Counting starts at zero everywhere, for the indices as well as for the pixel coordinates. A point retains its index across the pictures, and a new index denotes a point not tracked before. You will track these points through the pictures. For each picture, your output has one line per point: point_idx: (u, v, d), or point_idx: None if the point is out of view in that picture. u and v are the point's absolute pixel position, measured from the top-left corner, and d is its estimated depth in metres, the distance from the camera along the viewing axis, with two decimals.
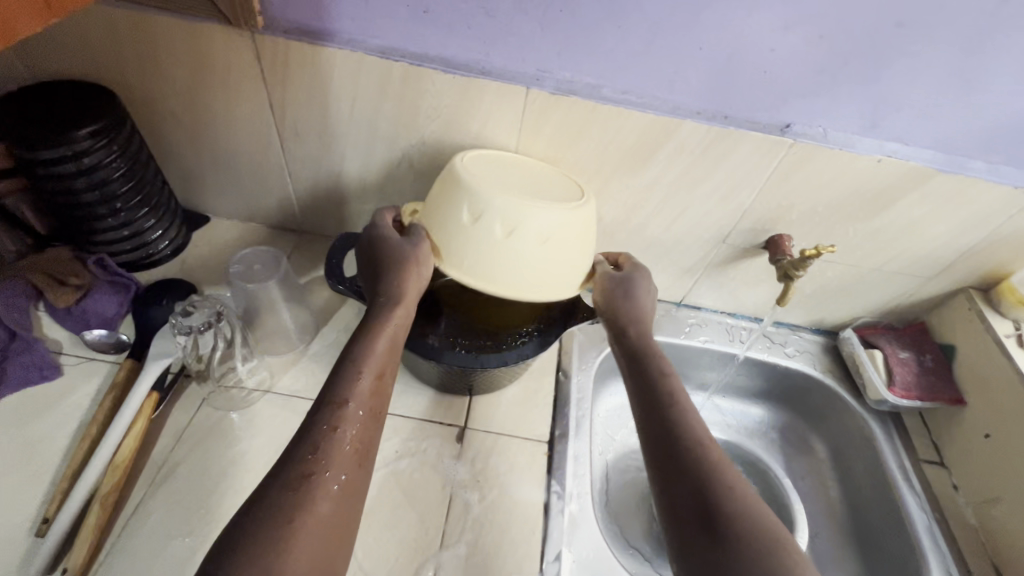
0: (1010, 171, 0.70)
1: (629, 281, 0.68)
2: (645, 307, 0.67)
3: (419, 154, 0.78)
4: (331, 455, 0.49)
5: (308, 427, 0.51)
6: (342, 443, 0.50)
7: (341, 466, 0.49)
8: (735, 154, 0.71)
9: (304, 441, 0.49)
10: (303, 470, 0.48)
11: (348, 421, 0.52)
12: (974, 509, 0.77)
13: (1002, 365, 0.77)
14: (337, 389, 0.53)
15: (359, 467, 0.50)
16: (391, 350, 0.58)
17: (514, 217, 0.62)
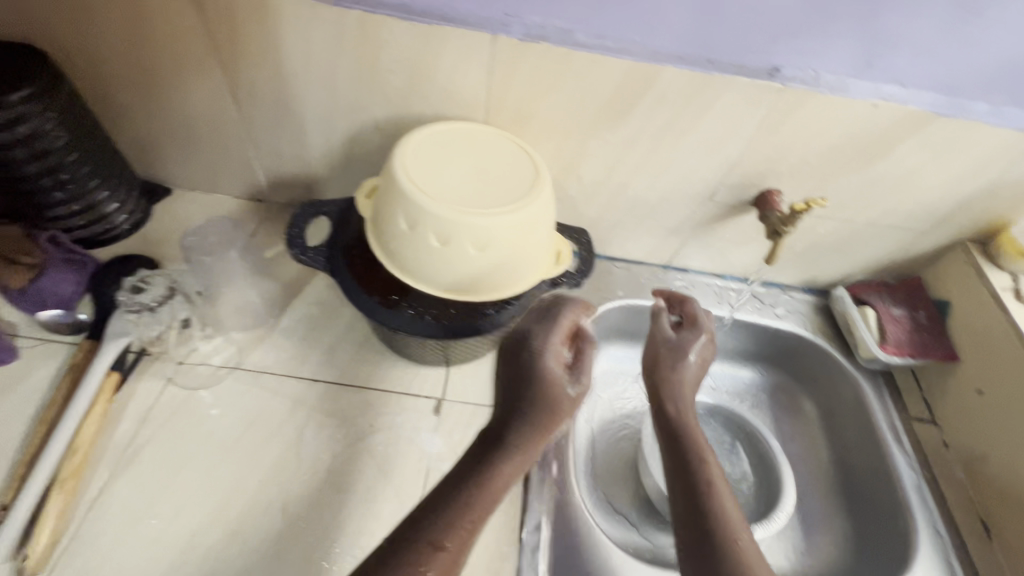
0: (1015, 113, 0.65)
1: (685, 345, 0.69)
2: (692, 380, 0.68)
3: (384, 114, 0.73)
4: (439, 551, 0.46)
5: (444, 506, 0.49)
6: (456, 533, 0.48)
7: (447, 555, 0.46)
8: (720, 103, 0.66)
9: (413, 528, 0.48)
10: (412, 561, 0.45)
11: (478, 510, 0.49)
12: (964, 466, 0.76)
13: (997, 319, 0.75)
14: (468, 492, 0.50)
15: (457, 560, 0.47)
16: (543, 432, 0.56)
17: (481, 229, 0.58)
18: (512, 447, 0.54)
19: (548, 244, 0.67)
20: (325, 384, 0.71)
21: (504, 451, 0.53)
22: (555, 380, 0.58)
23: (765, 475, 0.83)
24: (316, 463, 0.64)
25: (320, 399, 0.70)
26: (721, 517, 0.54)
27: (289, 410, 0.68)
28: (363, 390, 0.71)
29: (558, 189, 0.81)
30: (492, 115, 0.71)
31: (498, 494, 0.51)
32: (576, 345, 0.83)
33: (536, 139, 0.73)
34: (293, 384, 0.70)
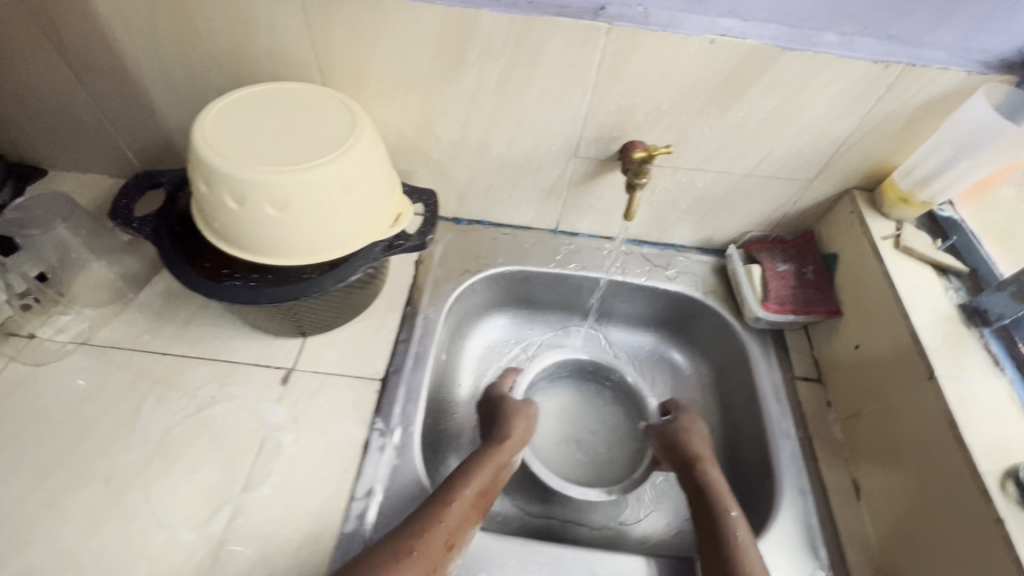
0: (869, 43, 0.60)
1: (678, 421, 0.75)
2: (699, 440, 0.72)
3: (221, 79, 0.70)
4: (403, 555, 0.53)
5: (415, 522, 0.56)
6: (432, 541, 0.55)
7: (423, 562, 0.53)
8: (551, 47, 0.62)
9: (397, 536, 0.55)
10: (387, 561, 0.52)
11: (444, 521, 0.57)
12: (842, 425, 0.72)
13: (874, 269, 0.70)
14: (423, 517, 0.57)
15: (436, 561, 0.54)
16: (494, 478, 0.64)
17: (281, 188, 0.55)
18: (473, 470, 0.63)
19: (374, 205, 0.64)
20: (172, 356, 0.70)
21: (465, 475, 0.63)
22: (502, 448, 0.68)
23: (632, 435, 0.85)
24: (150, 434, 0.64)
25: (165, 371, 0.69)
26: (732, 547, 0.58)
27: (131, 383, 0.67)
28: (212, 361, 0.71)
29: (419, 152, 0.78)
30: (326, 74, 0.68)
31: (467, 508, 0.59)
32: (447, 313, 0.81)
33: (379, 98, 0.71)
34: (139, 358, 0.70)
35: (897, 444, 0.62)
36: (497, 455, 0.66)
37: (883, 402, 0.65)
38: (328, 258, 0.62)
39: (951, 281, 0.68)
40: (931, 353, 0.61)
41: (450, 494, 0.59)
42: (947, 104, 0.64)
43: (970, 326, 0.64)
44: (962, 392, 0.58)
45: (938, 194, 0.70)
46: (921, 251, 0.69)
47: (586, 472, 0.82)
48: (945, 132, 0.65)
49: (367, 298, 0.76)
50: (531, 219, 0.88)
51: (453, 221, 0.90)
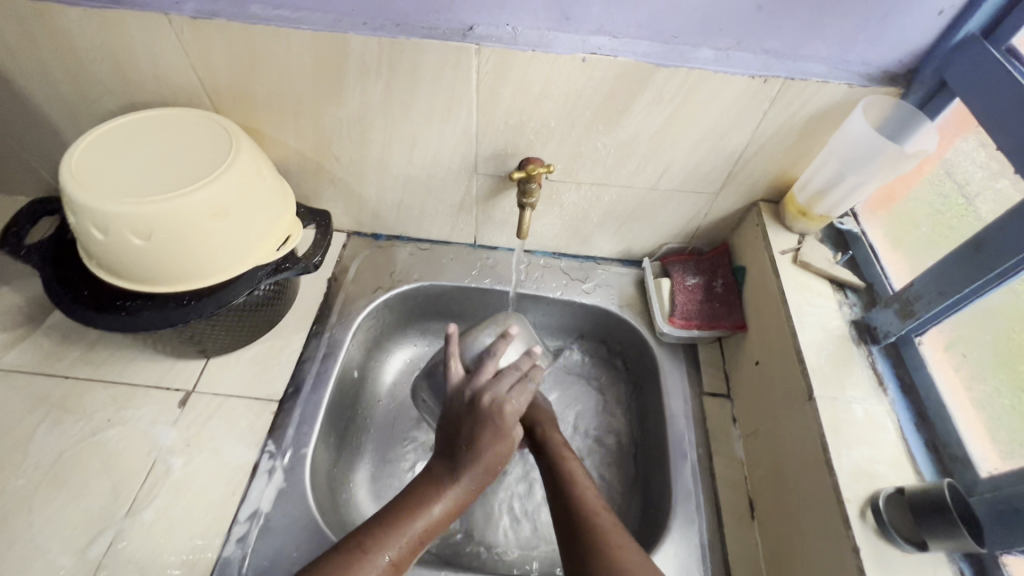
0: (745, 57, 0.59)
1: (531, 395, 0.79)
2: (543, 409, 0.76)
3: (114, 105, 0.70)
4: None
5: (368, 542, 0.54)
6: (378, 563, 0.53)
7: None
8: (426, 68, 0.62)
9: (343, 551, 0.53)
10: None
11: (395, 543, 0.55)
12: (743, 443, 0.70)
13: (772, 285, 0.69)
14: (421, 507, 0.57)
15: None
16: (476, 490, 0.61)
17: (146, 217, 0.55)
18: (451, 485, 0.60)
19: (256, 228, 0.64)
20: (73, 380, 0.71)
21: (436, 491, 0.59)
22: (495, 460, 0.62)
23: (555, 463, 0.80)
24: (41, 459, 0.65)
25: (64, 396, 0.70)
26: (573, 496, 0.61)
27: (29, 408, 0.68)
28: (112, 385, 0.71)
29: (322, 171, 0.78)
30: (214, 99, 0.68)
31: (424, 527, 0.57)
32: (356, 331, 0.81)
33: (271, 120, 0.70)
34: (40, 382, 0.71)
35: (782, 466, 0.61)
36: (483, 471, 0.62)
37: (774, 421, 0.64)
38: (209, 283, 0.62)
39: (847, 297, 0.66)
40: (813, 373, 0.59)
41: (414, 513, 0.57)
42: (833, 116, 0.63)
43: (859, 343, 0.62)
44: (838, 414, 0.56)
45: (836, 206, 0.67)
46: (818, 265, 0.68)
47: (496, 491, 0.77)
48: (833, 145, 0.64)
49: (271, 318, 0.76)
50: (447, 234, 0.88)
51: (371, 237, 0.90)
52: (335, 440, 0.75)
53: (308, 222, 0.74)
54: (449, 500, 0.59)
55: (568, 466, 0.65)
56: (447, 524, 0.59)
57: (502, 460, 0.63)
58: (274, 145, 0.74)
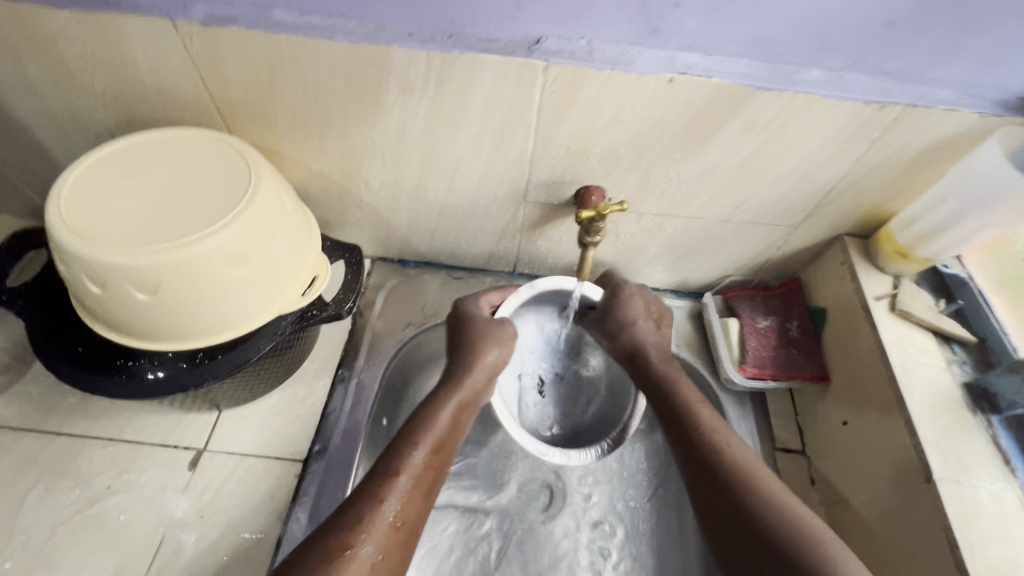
0: (860, 79, 0.50)
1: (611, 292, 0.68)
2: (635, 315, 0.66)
3: (108, 121, 0.60)
4: (357, 532, 0.46)
5: (369, 496, 0.49)
6: (383, 519, 0.47)
7: (377, 541, 0.46)
8: (481, 87, 0.52)
9: (344, 515, 0.47)
10: (337, 544, 0.45)
11: (394, 492, 0.49)
12: (827, 510, 0.62)
13: (867, 337, 0.61)
14: (387, 463, 0.52)
15: (399, 541, 0.47)
16: (451, 429, 0.57)
17: (149, 267, 0.46)
18: (423, 427, 0.55)
19: (278, 274, 0.54)
20: (66, 438, 0.62)
21: (415, 435, 0.54)
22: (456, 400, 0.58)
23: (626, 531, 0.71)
24: (33, 536, 0.56)
25: (56, 458, 0.61)
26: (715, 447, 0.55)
27: (15, 473, 0.59)
28: (111, 443, 0.62)
29: (348, 196, 0.68)
30: (227, 116, 0.58)
31: (417, 479, 0.51)
32: (385, 374, 0.72)
33: (292, 140, 0.61)
34: (27, 441, 0.62)
35: (892, 552, 0.53)
36: (453, 407, 0.58)
37: (876, 495, 0.56)
38: (225, 337, 0.53)
39: (955, 352, 0.59)
40: (929, 450, 0.52)
41: (401, 464, 0.51)
42: (952, 149, 0.54)
43: (975, 411, 0.55)
44: (964, 502, 0.49)
45: (943, 250, 0.60)
46: (921, 315, 0.60)
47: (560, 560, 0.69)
48: (948, 186, 0.57)
49: (293, 361, 0.67)
50: (484, 262, 0.79)
51: (398, 263, 0.80)
52: None
53: (335, 257, 0.65)
54: (428, 442, 0.54)
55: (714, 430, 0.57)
56: (442, 468, 0.54)
57: (477, 391, 0.61)
58: (294, 168, 0.64)
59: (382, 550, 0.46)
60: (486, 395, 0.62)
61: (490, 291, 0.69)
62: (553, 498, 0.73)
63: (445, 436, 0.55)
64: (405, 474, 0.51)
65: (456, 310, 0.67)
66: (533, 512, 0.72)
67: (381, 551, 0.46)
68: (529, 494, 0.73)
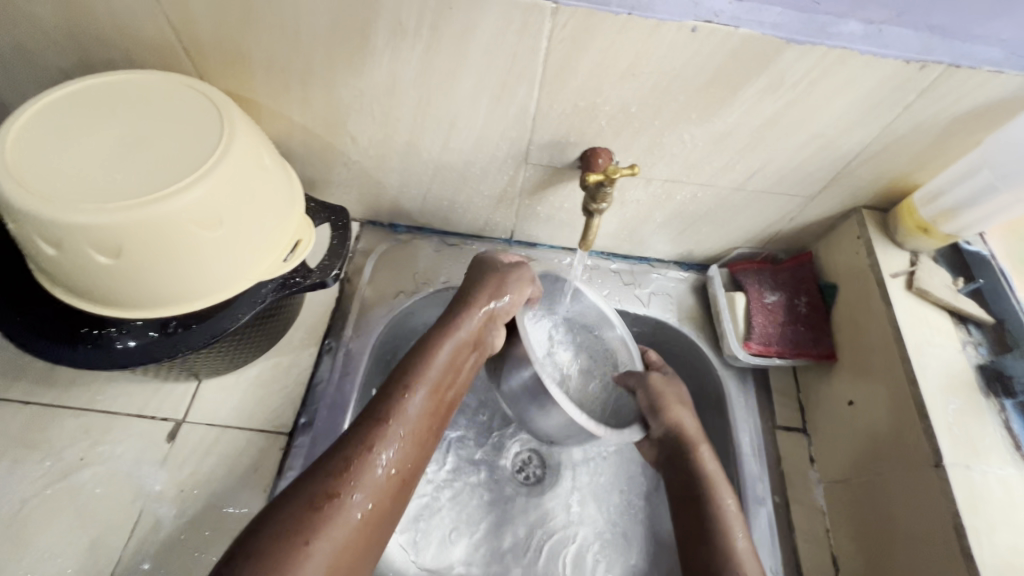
0: (901, 34, 0.45)
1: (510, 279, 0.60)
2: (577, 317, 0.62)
3: (61, 60, 0.53)
4: (363, 464, 0.46)
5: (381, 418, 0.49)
6: (376, 466, 0.46)
7: (367, 498, 0.45)
8: (482, 31, 0.47)
9: (333, 457, 0.46)
10: (322, 492, 0.44)
11: (396, 426, 0.49)
12: (826, 491, 0.61)
13: (880, 317, 0.58)
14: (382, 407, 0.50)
15: (405, 463, 0.49)
16: (433, 398, 0.52)
17: (110, 227, 0.41)
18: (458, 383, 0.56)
19: (255, 239, 0.50)
20: (35, 407, 0.58)
21: (409, 378, 0.52)
22: (471, 357, 0.57)
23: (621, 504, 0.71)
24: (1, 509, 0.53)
25: (23, 428, 0.57)
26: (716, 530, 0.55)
27: None
28: (83, 414, 0.59)
29: (334, 154, 0.63)
30: (195, 58, 0.52)
31: (417, 417, 0.50)
32: (374, 345, 0.68)
33: (270, 88, 0.55)
34: None
35: (894, 533, 0.52)
36: (450, 350, 0.55)
37: (878, 478, 0.55)
38: (201, 305, 0.49)
39: (971, 334, 0.57)
40: (940, 434, 0.50)
41: (396, 410, 0.50)
42: (989, 117, 0.50)
43: (988, 395, 0.53)
44: (971, 486, 0.48)
45: (967, 226, 0.57)
46: (938, 294, 0.58)
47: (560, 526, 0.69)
48: (980, 157, 0.53)
49: (277, 330, 0.63)
50: (479, 228, 0.74)
51: (388, 228, 0.76)
52: None
53: (321, 220, 0.60)
54: (426, 385, 0.52)
55: (730, 529, 0.55)
56: (454, 395, 0.56)
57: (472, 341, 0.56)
58: (273, 119, 0.59)
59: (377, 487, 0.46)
60: (488, 341, 0.58)
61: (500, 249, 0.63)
62: (545, 474, 0.73)
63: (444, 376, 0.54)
64: (399, 422, 0.49)
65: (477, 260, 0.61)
66: (524, 487, 0.71)
67: (389, 479, 0.47)
68: (520, 469, 0.73)
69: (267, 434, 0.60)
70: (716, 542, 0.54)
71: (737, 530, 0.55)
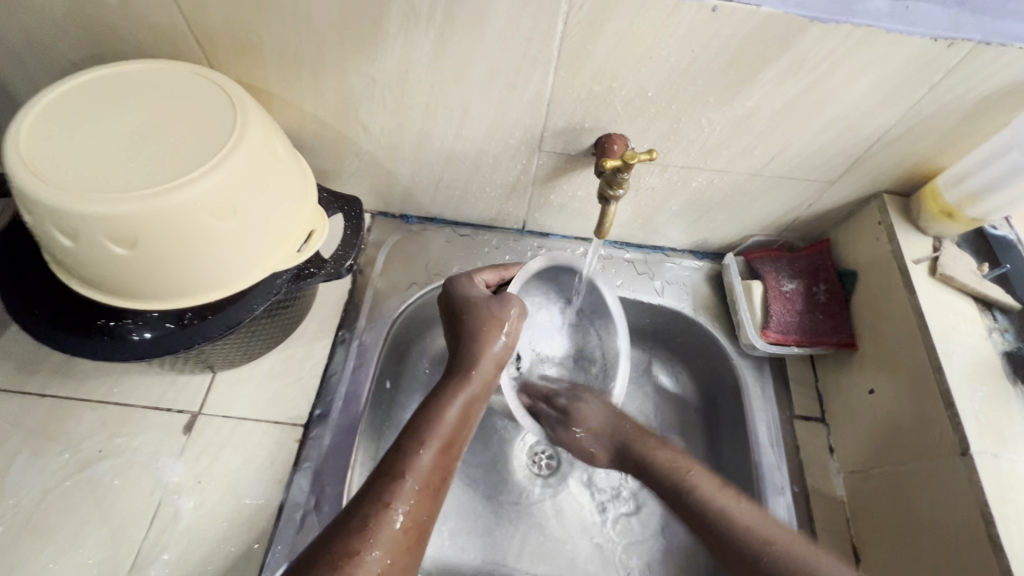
0: (929, 11, 0.44)
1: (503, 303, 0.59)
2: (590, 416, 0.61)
3: (73, 51, 0.53)
4: (377, 521, 0.44)
5: (388, 470, 0.47)
6: (392, 522, 0.44)
7: (382, 546, 0.43)
8: (496, 14, 0.46)
9: (347, 517, 0.44)
10: (342, 550, 0.41)
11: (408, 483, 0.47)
12: (847, 480, 0.60)
13: (903, 304, 0.57)
14: (392, 462, 0.48)
15: (420, 516, 0.46)
16: (443, 455, 0.50)
17: (124, 218, 0.41)
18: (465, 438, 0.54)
19: (269, 229, 0.49)
20: (53, 400, 0.59)
21: (420, 434, 0.50)
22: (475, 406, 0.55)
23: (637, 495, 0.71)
24: (22, 500, 0.54)
25: (42, 420, 0.58)
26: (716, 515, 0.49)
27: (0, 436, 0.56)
28: (100, 406, 0.59)
29: (345, 144, 0.62)
30: (206, 47, 0.51)
31: (429, 471, 0.48)
32: (387, 336, 0.68)
33: (281, 76, 0.54)
34: (11, 404, 0.58)
35: (918, 523, 0.51)
36: (463, 400, 0.54)
37: (903, 468, 0.54)
38: (217, 296, 0.49)
39: (996, 320, 0.56)
40: (966, 422, 0.49)
41: (407, 464, 0.48)
42: (1019, 96, 0.49)
43: (1015, 382, 0.52)
44: (999, 476, 0.47)
45: (993, 210, 0.56)
46: (963, 280, 0.56)
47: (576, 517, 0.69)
48: (1008, 138, 0.52)
49: (291, 322, 0.63)
50: (491, 218, 0.73)
51: (400, 219, 0.75)
52: (370, 466, 0.65)
53: (333, 210, 0.60)
54: (437, 441, 0.50)
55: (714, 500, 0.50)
56: (463, 445, 0.53)
57: (487, 380, 0.56)
58: (284, 109, 0.58)
59: (392, 547, 0.43)
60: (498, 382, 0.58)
61: (483, 270, 0.63)
62: (558, 466, 0.72)
63: (454, 430, 0.52)
64: (412, 477, 0.47)
65: (451, 291, 0.60)
66: (538, 478, 0.71)
67: (405, 533, 0.44)
68: (534, 461, 0.72)
69: (282, 425, 0.60)
70: (692, 505, 0.51)
71: (724, 500, 0.50)
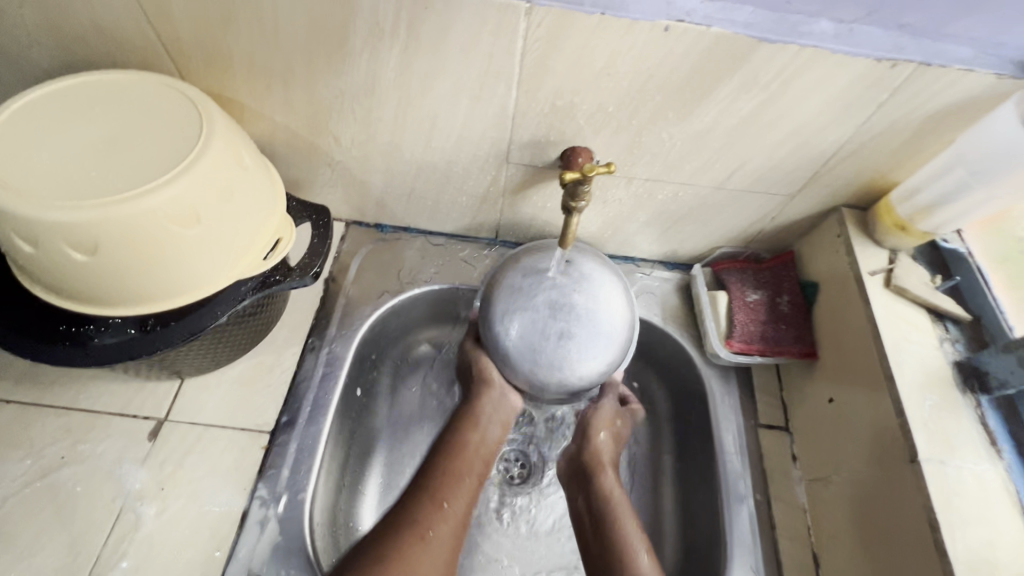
0: (872, 33, 0.46)
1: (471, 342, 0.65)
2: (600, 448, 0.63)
3: (45, 60, 0.54)
4: (400, 548, 0.50)
5: (411, 502, 0.54)
6: (420, 545, 0.51)
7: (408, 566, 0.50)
8: (458, 32, 0.47)
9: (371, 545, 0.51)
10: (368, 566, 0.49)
11: (444, 522, 0.54)
12: (808, 487, 0.61)
13: (860, 315, 0.59)
14: (421, 494, 0.55)
15: (451, 548, 0.53)
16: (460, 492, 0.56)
17: (86, 226, 0.42)
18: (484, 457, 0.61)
19: (234, 235, 0.50)
20: (17, 406, 0.59)
21: (446, 468, 0.57)
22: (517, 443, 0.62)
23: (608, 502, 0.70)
24: None
25: (6, 427, 0.57)
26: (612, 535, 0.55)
27: None
28: (66, 413, 0.59)
29: (318, 154, 0.63)
30: (178, 60, 0.53)
31: (461, 515, 0.55)
32: (358, 344, 0.69)
33: (250, 87, 0.55)
34: None
35: (875, 527, 0.52)
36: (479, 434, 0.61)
37: (859, 476, 0.55)
38: (184, 302, 0.49)
39: (948, 331, 0.58)
40: (916, 431, 0.50)
41: (434, 501, 0.55)
42: (963, 115, 0.51)
43: (964, 391, 0.54)
44: (946, 482, 0.48)
45: (944, 225, 0.58)
46: (916, 292, 0.58)
47: (547, 525, 0.69)
48: (955, 155, 0.53)
49: (261, 328, 0.63)
50: (464, 228, 0.74)
51: (375, 228, 0.76)
52: (338, 474, 0.64)
53: (303, 219, 0.60)
54: (459, 478, 0.57)
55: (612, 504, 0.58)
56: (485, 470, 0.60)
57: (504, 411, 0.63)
58: (255, 119, 0.59)
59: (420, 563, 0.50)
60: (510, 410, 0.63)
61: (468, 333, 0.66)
62: (529, 473, 0.72)
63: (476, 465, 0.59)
64: (443, 512, 0.54)
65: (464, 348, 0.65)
66: (507, 486, 0.71)
67: (436, 555, 0.52)
68: (503, 470, 0.72)
69: (246, 433, 0.60)
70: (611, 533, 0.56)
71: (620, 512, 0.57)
